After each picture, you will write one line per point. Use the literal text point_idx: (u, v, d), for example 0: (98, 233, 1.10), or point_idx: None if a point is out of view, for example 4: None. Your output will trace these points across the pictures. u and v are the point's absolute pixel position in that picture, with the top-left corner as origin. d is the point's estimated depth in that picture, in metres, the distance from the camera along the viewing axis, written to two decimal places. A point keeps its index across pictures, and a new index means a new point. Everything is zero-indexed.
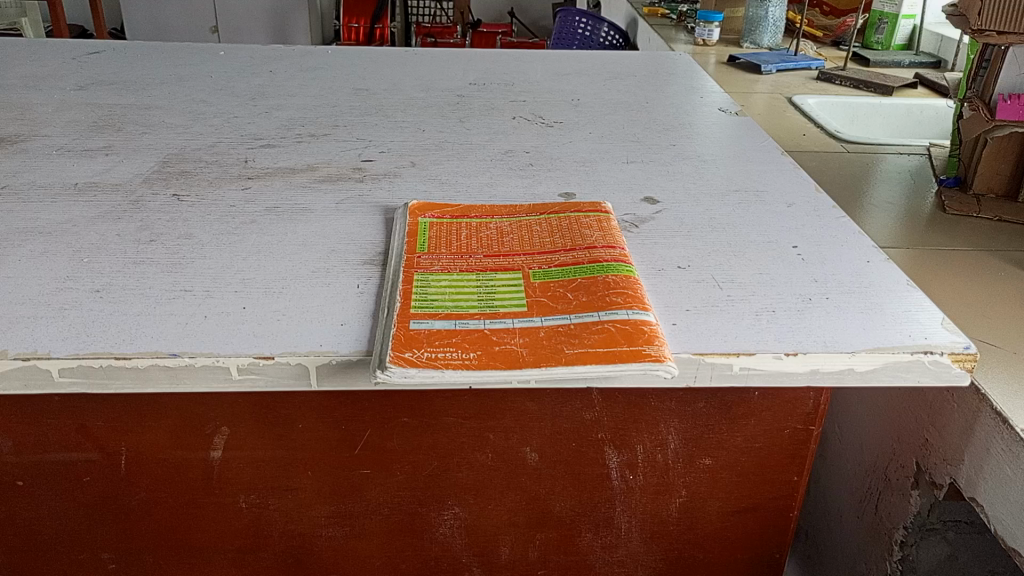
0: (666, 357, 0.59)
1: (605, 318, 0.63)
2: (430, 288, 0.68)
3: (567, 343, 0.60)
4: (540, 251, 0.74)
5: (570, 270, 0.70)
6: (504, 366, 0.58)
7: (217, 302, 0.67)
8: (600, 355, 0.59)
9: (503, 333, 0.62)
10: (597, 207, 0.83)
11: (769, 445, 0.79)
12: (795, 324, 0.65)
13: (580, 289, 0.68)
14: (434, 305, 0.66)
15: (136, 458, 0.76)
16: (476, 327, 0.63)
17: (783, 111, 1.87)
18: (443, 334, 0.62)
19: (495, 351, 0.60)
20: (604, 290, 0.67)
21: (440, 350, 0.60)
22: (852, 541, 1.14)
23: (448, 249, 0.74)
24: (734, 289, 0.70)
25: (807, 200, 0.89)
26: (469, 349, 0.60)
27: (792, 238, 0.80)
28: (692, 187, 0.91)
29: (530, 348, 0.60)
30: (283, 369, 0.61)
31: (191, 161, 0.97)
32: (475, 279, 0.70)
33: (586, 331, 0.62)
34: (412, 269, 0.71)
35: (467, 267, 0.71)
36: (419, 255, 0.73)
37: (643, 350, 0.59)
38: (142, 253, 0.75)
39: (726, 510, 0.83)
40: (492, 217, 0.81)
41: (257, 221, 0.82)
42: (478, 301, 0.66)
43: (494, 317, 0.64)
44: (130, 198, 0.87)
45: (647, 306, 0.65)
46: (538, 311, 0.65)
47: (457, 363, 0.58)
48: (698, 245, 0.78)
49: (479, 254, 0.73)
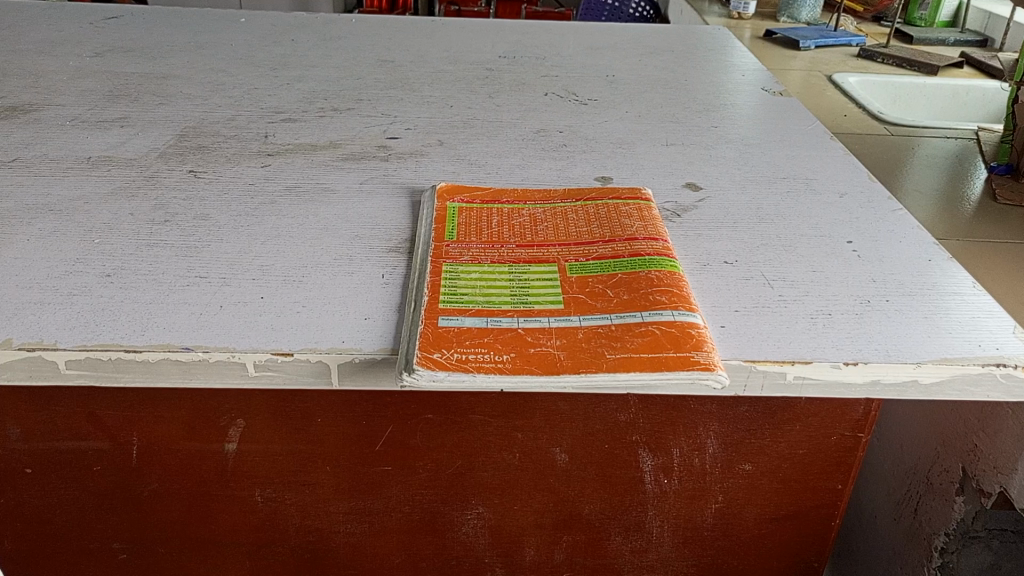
0: (715, 366, 0.55)
1: (648, 319, 0.59)
2: (459, 281, 0.64)
3: (608, 347, 0.56)
4: (577, 242, 0.69)
5: (610, 264, 0.65)
6: (540, 371, 0.54)
7: (234, 291, 0.63)
8: (645, 363, 0.54)
9: (538, 333, 0.58)
10: (637, 194, 0.78)
11: (814, 451, 0.74)
12: (853, 331, 0.60)
13: (621, 285, 0.63)
14: (464, 300, 0.61)
15: (149, 449, 0.73)
16: (509, 326, 0.58)
17: (823, 89, 1.79)
18: (474, 333, 0.57)
19: (531, 354, 0.55)
20: (647, 287, 0.62)
21: (471, 351, 0.55)
22: (887, 544, 1.10)
23: (479, 238, 0.70)
24: (785, 289, 0.65)
25: (860, 190, 0.83)
26: (502, 350, 0.56)
27: (847, 231, 0.75)
28: (737, 174, 0.86)
29: (568, 351, 0.56)
30: (302, 366, 0.57)
31: (209, 136, 0.93)
32: (507, 272, 0.65)
33: (628, 334, 0.57)
34: (440, 259, 0.66)
35: (499, 258, 0.67)
36: (447, 244, 0.69)
37: (691, 357, 0.55)
38: (156, 234, 0.71)
39: (765, 517, 0.78)
40: (525, 202, 0.76)
41: (277, 202, 0.78)
42: (511, 296, 0.62)
43: (529, 315, 0.60)
44: (145, 173, 0.83)
45: (693, 307, 0.60)
46: (576, 309, 0.60)
47: (489, 366, 0.54)
48: (746, 238, 0.73)
49: (512, 244, 0.69)
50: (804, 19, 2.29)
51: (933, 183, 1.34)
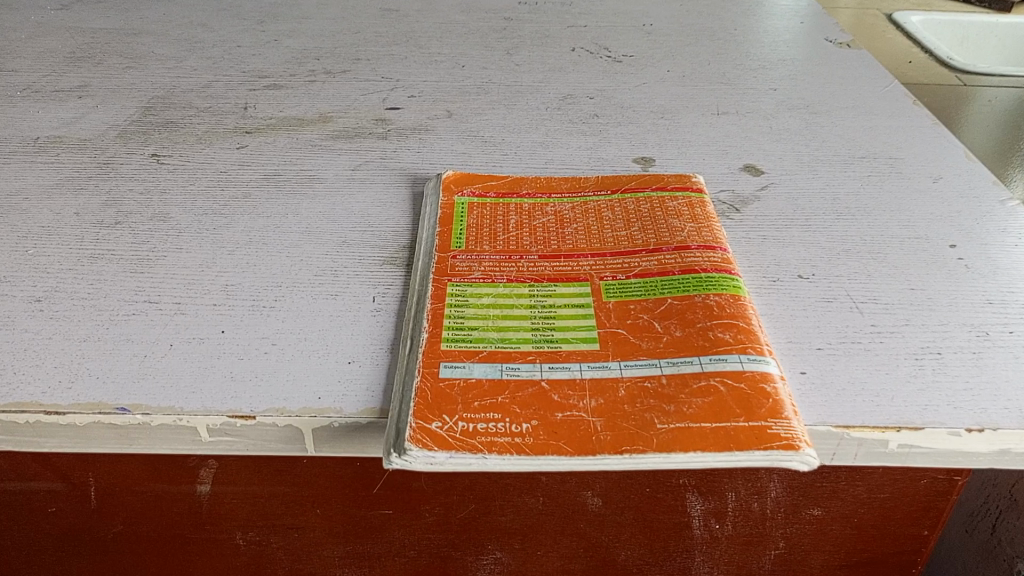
0: (800, 441, 0.41)
1: (709, 368, 0.45)
2: (468, 309, 0.50)
3: (658, 412, 0.43)
4: (614, 253, 0.55)
5: (657, 286, 0.52)
6: (570, 450, 0.41)
7: (189, 323, 0.51)
8: (707, 438, 0.41)
9: (566, 389, 0.45)
10: (686, 184, 0.64)
11: (897, 495, 0.61)
12: (972, 379, 0.47)
13: (671, 315, 0.49)
14: (474, 338, 0.48)
15: (108, 489, 0.62)
16: (529, 377, 0.45)
17: (883, 29, 1.59)
18: (485, 390, 0.45)
19: (557, 421, 0.43)
20: (704, 318, 0.49)
21: (480, 420, 0.43)
22: (953, 559, 0.99)
23: (493, 247, 0.56)
24: (878, 316, 0.51)
25: (958, 171, 0.68)
26: (520, 417, 0.43)
27: (948, 230, 0.60)
28: (805, 151, 0.71)
29: (606, 418, 0.43)
30: (267, 432, 0.45)
31: (180, 108, 0.79)
32: (529, 295, 0.52)
33: (683, 391, 0.44)
34: (444, 277, 0.53)
35: (518, 276, 0.53)
36: (454, 255, 0.55)
37: (766, 429, 0.42)
38: (102, 242, 0.59)
39: (833, 564, 0.67)
40: (549, 197, 0.63)
41: (252, 195, 0.65)
42: (533, 332, 0.49)
43: (555, 360, 0.47)
44: (100, 158, 0.70)
45: (765, 347, 0.47)
46: (614, 350, 0.47)
47: (504, 443, 0.42)
48: (824, 241, 0.59)
49: (533, 256, 0.55)
50: None
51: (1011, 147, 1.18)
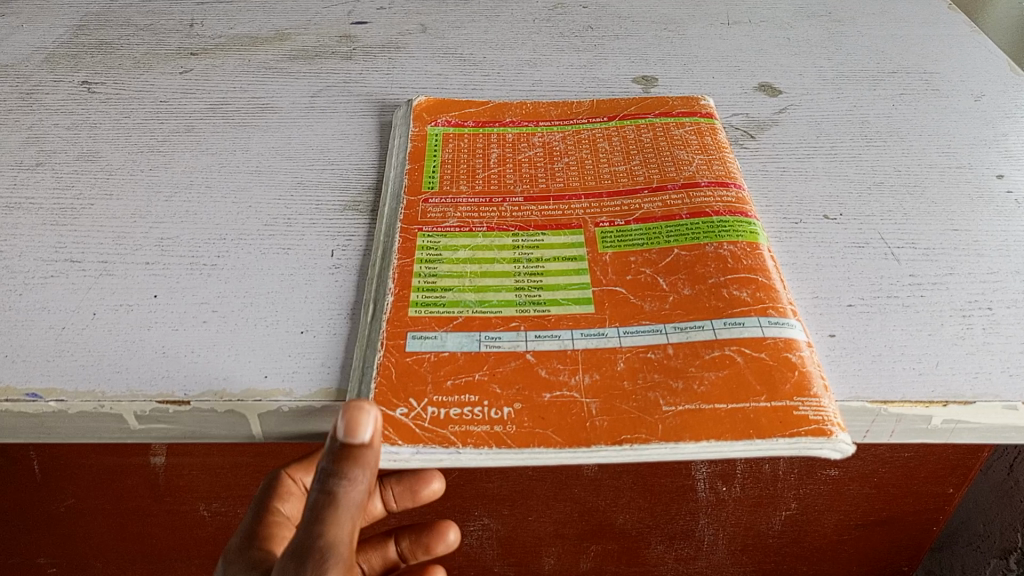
0: (830, 425, 0.35)
1: (724, 334, 0.39)
2: (441, 265, 0.43)
3: (664, 391, 0.36)
4: (611, 194, 0.48)
5: (661, 233, 0.44)
6: (559, 440, 0.35)
7: (116, 286, 0.44)
8: (721, 424, 0.35)
9: (555, 362, 0.38)
10: (693, 108, 0.56)
11: (924, 454, 0.55)
12: None
13: (679, 269, 0.42)
14: (447, 302, 0.41)
15: (53, 464, 0.56)
16: (512, 349, 0.39)
17: None
18: (460, 366, 0.38)
19: (544, 404, 0.36)
20: (718, 273, 0.42)
21: (453, 405, 0.36)
22: None
23: (471, 188, 0.49)
24: (918, 264, 0.44)
25: (1003, 87, 0.60)
26: (500, 399, 0.36)
27: (995, 159, 0.52)
28: (828, 66, 0.62)
29: (601, 400, 0.36)
30: (205, 420, 0.39)
31: (116, 27, 0.70)
32: (512, 247, 0.44)
33: (693, 364, 0.37)
34: (414, 227, 0.46)
35: (500, 223, 0.46)
36: (425, 199, 0.48)
37: (791, 411, 0.35)
38: (20, 188, 0.51)
39: (850, 523, 0.62)
40: (536, 125, 0.54)
41: (195, 129, 0.57)
42: (518, 293, 0.42)
43: (543, 327, 0.40)
44: (22, 88, 0.61)
45: (789, 308, 0.40)
46: (612, 313, 0.40)
47: (481, 433, 0.35)
48: (853, 174, 0.51)
49: (517, 199, 0.48)
50: None
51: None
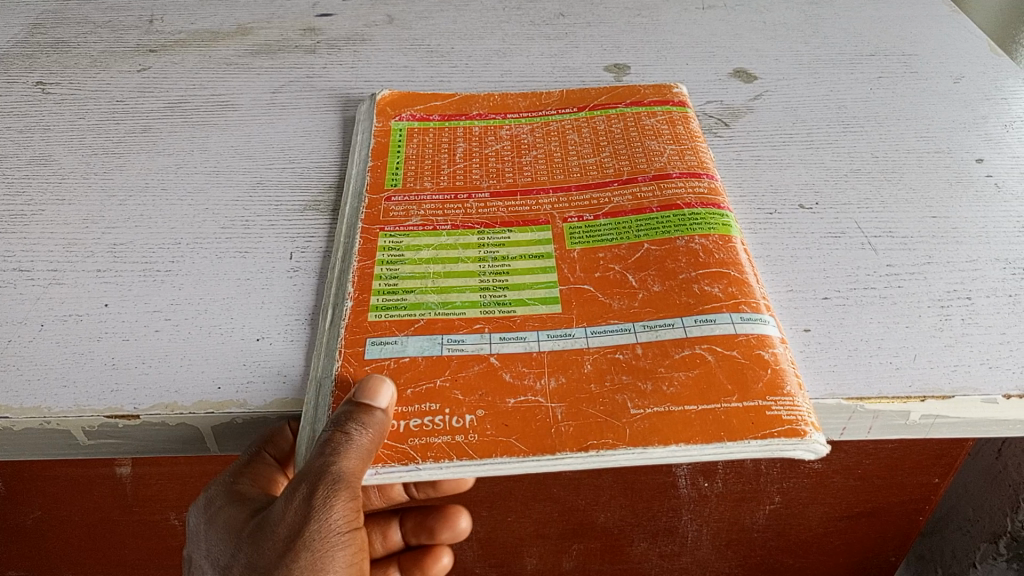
0: (804, 425, 0.34)
1: (695, 332, 0.37)
2: (403, 266, 0.42)
3: (632, 393, 0.35)
4: (580, 188, 0.46)
5: (630, 228, 0.43)
6: (523, 448, 0.34)
7: (66, 295, 0.42)
8: (691, 427, 0.34)
9: (520, 366, 0.37)
10: (665, 96, 0.54)
11: (907, 445, 0.54)
12: (1009, 330, 0.39)
13: (648, 265, 0.41)
14: (409, 304, 0.40)
15: (15, 477, 0.54)
16: (476, 353, 0.37)
17: None
18: (421, 373, 0.37)
19: (508, 410, 0.35)
20: (688, 268, 0.40)
21: (413, 414, 0.35)
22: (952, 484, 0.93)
23: (435, 185, 0.47)
24: (895, 252, 0.43)
25: (982, 68, 0.59)
26: (462, 406, 0.35)
27: (974, 142, 0.51)
28: (804, 50, 0.61)
29: (567, 404, 0.35)
30: (158, 432, 0.37)
31: (74, 24, 0.68)
32: (477, 246, 0.43)
33: (662, 364, 0.36)
34: (375, 227, 0.44)
35: (465, 220, 0.44)
36: (388, 197, 0.46)
37: (764, 411, 0.34)
38: None
39: (835, 516, 0.61)
40: (504, 118, 0.53)
41: (153, 129, 0.55)
42: (482, 293, 0.40)
43: (508, 329, 0.38)
44: None
45: (762, 303, 0.39)
46: (579, 313, 0.39)
47: (442, 444, 0.34)
48: (829, 161, 0.50)
49: (483, 195, 0.46)
50: None
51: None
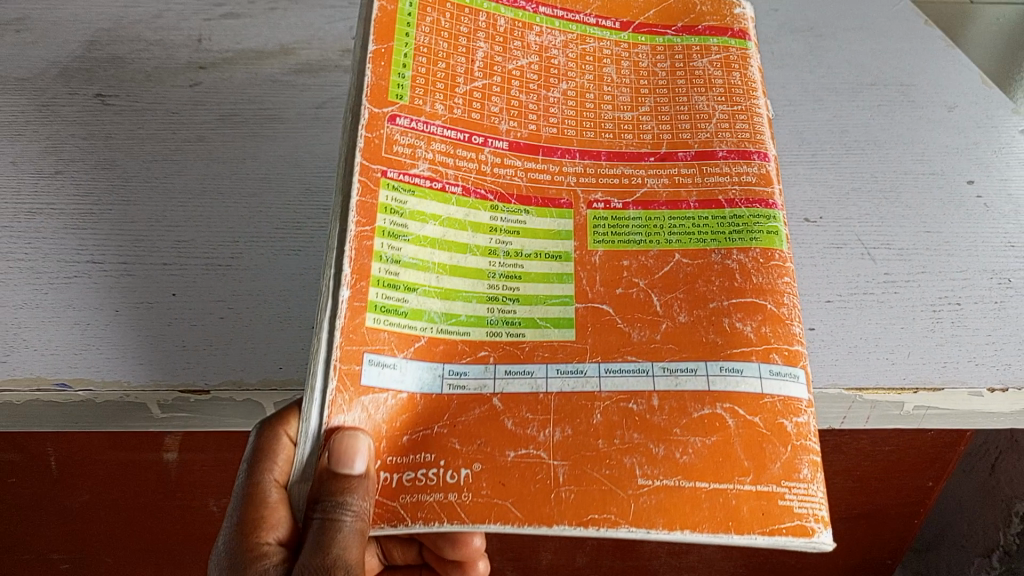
0: (813, 521, 0.35)
1: (717, 385, 0.37)
2: (405, 244, 0.38)
3: (642, 457, 0.36)
4: (610, 156, 0.43)
5: (661, 231, 0.41)
6: (520, 514, 0.34)
7: (137, 285, 0.46)
8: (699, 511, 0.35)
9: (524, 412, 0.36)
10: (725, 17, 0.48)
11: (902, 448, 0.58)
12: (994, 332, 0.43)
13: (676, 286, 0.40)
14: (410, 312, 0.37)
15: (69, 459, 0.59)
16: (478, 392, 0.37)
17: None
18: (417, 416, 0.36)
19: (506, 466, 0.35)
20: (720, 296, 0.39)
21: (406, 467, 0.35)
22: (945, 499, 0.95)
23: (448, 111, 0.41)
24: (892, 263, 0.47)
25: (973, 99, 0.63)
26: (459, 458, 0.35)
27: (964, 166, 0.55)
28: (811, 78, 0.65)
29: (571, 463, 0.35)
30: (224, 407, 0.43)
31: (126, 41, 0.72)
32: (490, 230, 0.40)
33: (678, 425, 0.36)
34: (375, 167, 0.39)
35: (476, 181, 0.40)
36: (393, 116, 0.40)
37: (777, 500, 0.35)
38: (42, 195, 0.54)
39: (837, 516, 0.64)
40: (535, 11, 0.46)
41: (207, 138, 0.59)
42: (490, 307, 0.38)
43: (515, 361, 0.37)
44: (38, 100, 0.64)
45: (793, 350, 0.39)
46: (594, 344, 0.38)
47: (432, 504, 0.34)
48: (833, 180, 0.54)
49: (501, 144, 0.42)
50: None
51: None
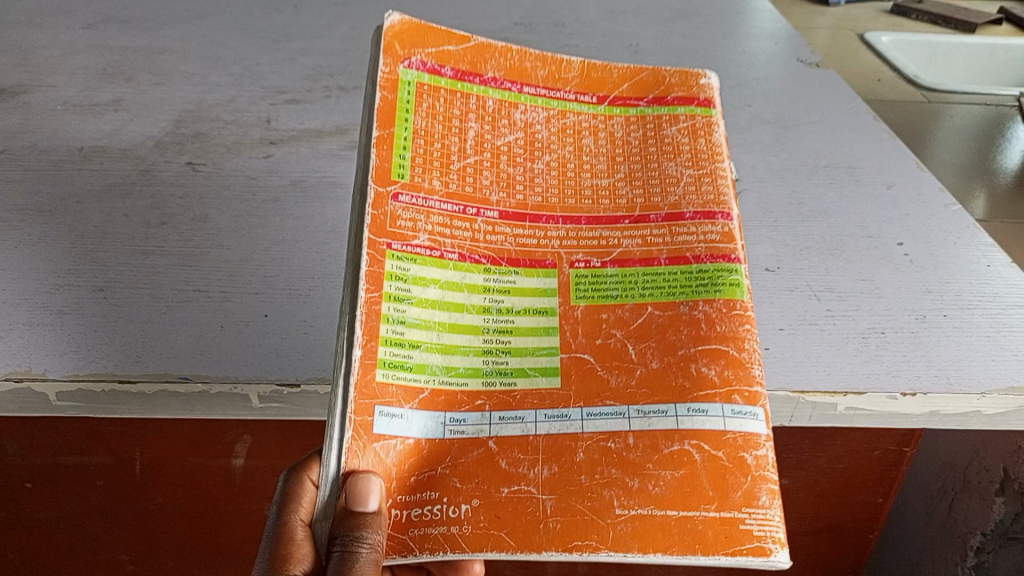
0: (770, 541, 0.41)
1: (686, 424, 0.43)
2: (409, 307, 0.44)
3: (620, 490, 0.42)
4: (589, 220, 0.50)
5: (635, 286, 0.48)
6: (513, 543, 0.41)
7: (237, 308, 0.59)
8: (669, 536, 0.41)
9: (516, 452, 0.43)
10: (691, 87, 0.56)
11: (854, 465, 0.70)
12: (909, 354, 0.55)
13: (649, 336, 0.46)
14: (414, 366, 0.43)
15: (152, 463, 0.69)
16: (475, 437, 0.43)
17: (851, 44, 1.55)
18: (424, 458, 0.42)
19: (502, 500, 0.42)
20: (689, 343, 0.46)
21: (414, 505, 0.41)
22: (906, 537, 1.03)
23: (445, 187, 0.48)
24: (833, 303, 0.60)
25: (908, 180, 0.77)
26: (460, 495, 0.41)
27: (896, 232, 0.68)
28: (775, 161, 0.79)
29: (557, 497, 0.42)
30: (310, 398, 0.54)
31: (208, 121, 0.87)
32: (483, 291, 0.46)
33: (651, 460, 0.43)
34: (381, 241, 0.45)
35: (471, 249, 0.47)
36: (395, 193, 0.47)
37: (737, 524, 0.41)
38: (152, 239, 0.67)
39: (803, 531, 0.75)
40: (519, 91, 0.53)
41: (281, 199, 0.73)
42: (485, 359, 0.45)
43: (508, 407, 0.44)
44: (140, 167, 0.78)
45: (754, 393, 0.45)
46: (577, 391, 0.45)
47: (437, 536, 0.41)
48: (789, 240, 0.67)
49: (493, 214, 0.49)
50: None
51: (961, 142, 1.23)
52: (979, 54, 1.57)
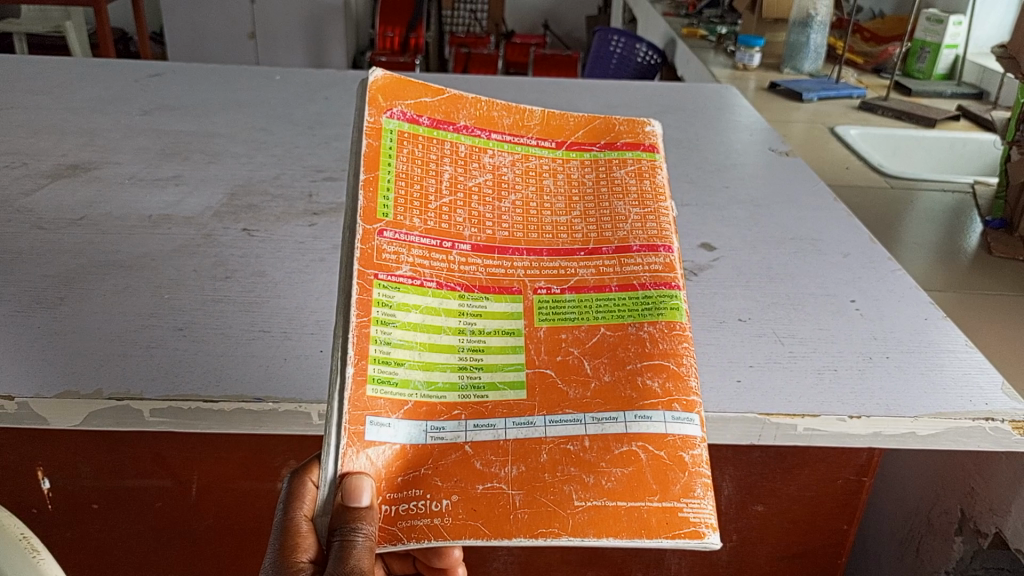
0: (704, 526, 0.45)
1: (633, 428, 0.47)
2: (395, 330, 0.48)
3: (578, 485, 0.46)
4: (550, 253, 0.54)
5: (590, 309, 0.52)
6: (487, 531, 0.44)
7: (296, 345, 0.70)
8: (620, 522, 0.45)
9: (489, 454, 0.46)
10: (637, 134, 0.61)
11: (821, 493, 0.80)
12: (857, 386, 0.67)
13: (602, 352, 0.50)
14: (400, 381, 0.47)
15: (207, 487, 0.79)
16: (453, 441, 0.46)
17: (823, 138, 1.71)
18: (409, 461, 0.46)
19: (477, 495, 0.45)
20: (635, 359, 0.50)
21: (402, 500, 0.45)
22: None
23: (423, 224, 0.52)
24: (795, 346, 0.71)
25: (862, 250, 0.90)
26: (441, 491, 0.45)
27: (849, 291, 0.81)
28: (748, 234, 0.92)
29: (526, 491, 0.45)
30: None
31: (258, 194, 1.00)
32: (458, 315, 0.50)
33: (604, 459, 0.46)
34: (370, 271, 0.49)
35: (447, 277, 0.51)
36: (381, 230, 0.50)
37: (677, 512, 0.45)
38: (219, 289, 0.79)
39: (777, 555, 0.85)
40: (488, 138, 0.57)
41: (327, 259, 0.85)
42: (461, 374, 0.48)
43: (481, 416, 0.47)
44: (202, 232, 0.90)
45: (691, 400, 0.49)
46: (541, 400, 0.48)
47: (423, 526, 0.44)
48: (758, 296, 0.79)
49: (465, 247, 0.52)
50: (808, 71, 2.15)
51: (922, 225, 1.37)
52: (938, 146, 1.73)
